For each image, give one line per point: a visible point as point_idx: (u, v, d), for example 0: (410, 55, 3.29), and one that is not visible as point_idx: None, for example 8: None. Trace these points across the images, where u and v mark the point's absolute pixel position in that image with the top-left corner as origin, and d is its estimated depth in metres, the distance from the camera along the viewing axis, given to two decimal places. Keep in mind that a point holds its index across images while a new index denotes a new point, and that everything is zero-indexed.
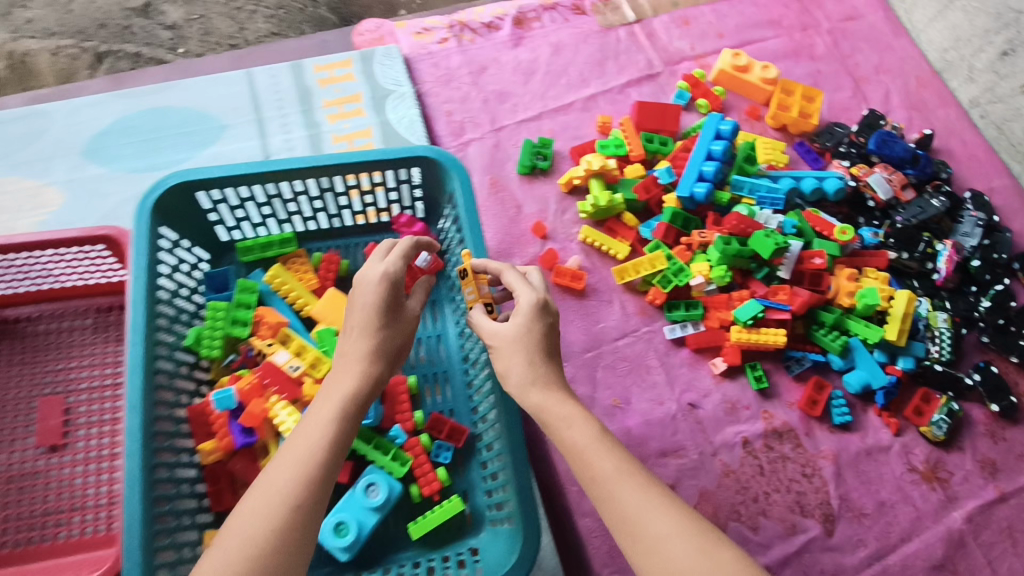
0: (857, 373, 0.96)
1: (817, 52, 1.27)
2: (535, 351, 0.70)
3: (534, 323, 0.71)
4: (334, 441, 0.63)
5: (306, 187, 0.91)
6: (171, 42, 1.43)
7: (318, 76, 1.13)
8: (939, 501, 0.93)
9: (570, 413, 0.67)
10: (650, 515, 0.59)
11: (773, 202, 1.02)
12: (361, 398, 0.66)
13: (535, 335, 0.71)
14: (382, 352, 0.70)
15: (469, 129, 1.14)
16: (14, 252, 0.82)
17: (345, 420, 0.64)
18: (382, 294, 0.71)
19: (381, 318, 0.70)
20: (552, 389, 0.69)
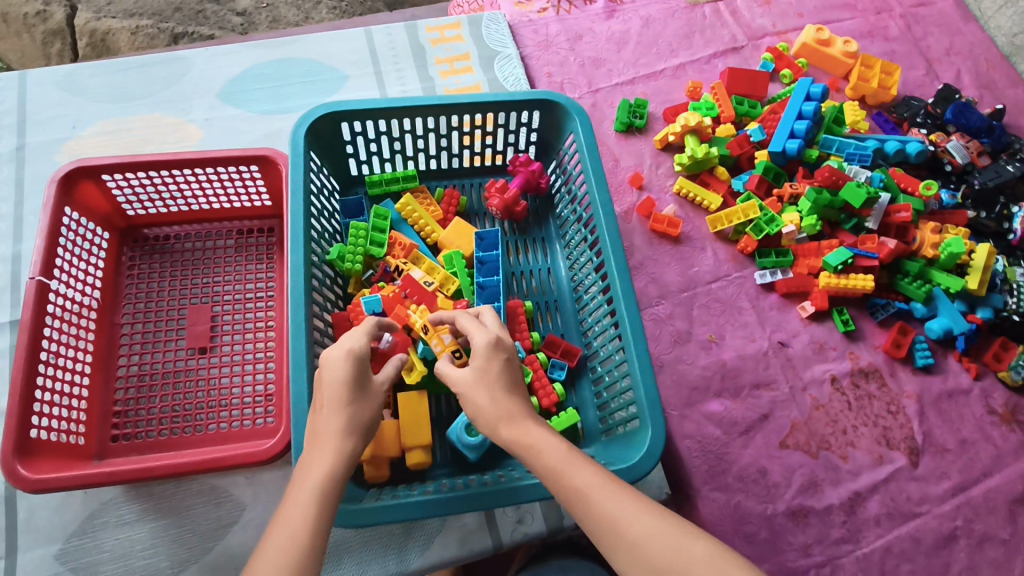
0: (939, 320, 1.02)
1: (891, 33, 1.35)
2: (505, 390, 0.65)
3: (491, 360, 0.67)
4: (312, 528, 0.55)
5: (437, 124, 0.98)
6: (242, 27, 1.55)
7: (430, 36, 1.22)
8: (1018, 441, 0.98)
9: (537, 439, 0.61)
10: (630, 520, 0.54)
11: (862, 158, 1.09)
12: (335, 485, 0.59)
13: (495, 371, 0.66)
14: (357, 434, 0.63)
15: (568, 89, 1.22)
16: (179, 168, 0.91)
17: (322, 508, 0.57)
18: (350, 372, 0.66)
19: (347, 392, 0.65)
20: (523, 421, 0.63)
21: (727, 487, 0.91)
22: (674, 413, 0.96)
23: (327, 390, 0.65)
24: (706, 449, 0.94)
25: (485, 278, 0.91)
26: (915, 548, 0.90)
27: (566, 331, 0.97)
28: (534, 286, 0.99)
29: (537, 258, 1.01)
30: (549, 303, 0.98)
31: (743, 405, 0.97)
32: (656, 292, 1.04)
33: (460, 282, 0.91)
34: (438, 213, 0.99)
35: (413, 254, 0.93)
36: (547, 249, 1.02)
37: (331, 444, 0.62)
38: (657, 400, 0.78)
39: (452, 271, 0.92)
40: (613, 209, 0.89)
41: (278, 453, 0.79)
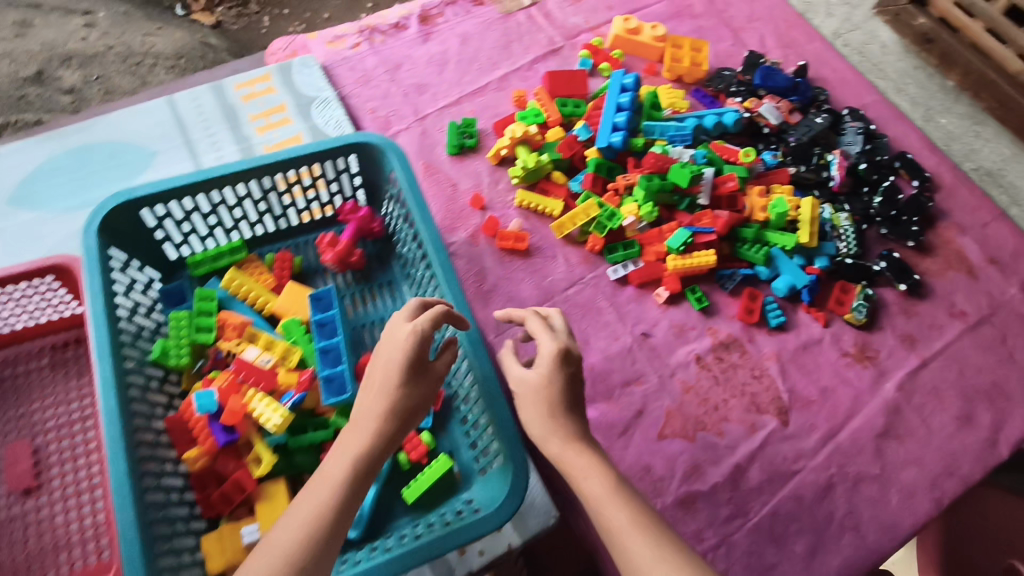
0: (783, 278, 1.07)
1: (696, 10, 1.40)
2: (548, 410, 0.70)
3: (555, 374, 0.72)
4: (335, 508, 0.62)
5: (249, 190, 0.92)
6: (73, 104, 1.62)
7: (240, 93, 1.15)
8: (872, 377, 1.04)
9: (584, 463, 0.68)
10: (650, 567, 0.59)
11: (683, 139, 1.12)
12: (368, 466, 0.65)
13: (551, 390, 0.71)
14: (400, 418, 0.68)
15: (394, 121, 1.19)
16: None
17: (349, 489, 0.63)
18: (412, 354, 0.69)
19: (402, 375, 0.68)
20: (574, 441, 0.69)
21: None
22: None
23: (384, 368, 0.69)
24: None
25: (325, 341, 0.86)
26: (799, 506, 0.93)
27: None
28: None
29: (386, 305, 0.98)
30: None
31: (617, 405, 0.98)
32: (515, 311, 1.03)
33: (302, 351, 0.87)
34: (269, 282, 0.94)
35: (247, 332, 0.88)
36: (395, 292, 0.99)
37: (374, 424, 0.67)
38: (513, 431, 0.79)
39: (292, 342, 0.88)
40: (442, 242, 0.88)
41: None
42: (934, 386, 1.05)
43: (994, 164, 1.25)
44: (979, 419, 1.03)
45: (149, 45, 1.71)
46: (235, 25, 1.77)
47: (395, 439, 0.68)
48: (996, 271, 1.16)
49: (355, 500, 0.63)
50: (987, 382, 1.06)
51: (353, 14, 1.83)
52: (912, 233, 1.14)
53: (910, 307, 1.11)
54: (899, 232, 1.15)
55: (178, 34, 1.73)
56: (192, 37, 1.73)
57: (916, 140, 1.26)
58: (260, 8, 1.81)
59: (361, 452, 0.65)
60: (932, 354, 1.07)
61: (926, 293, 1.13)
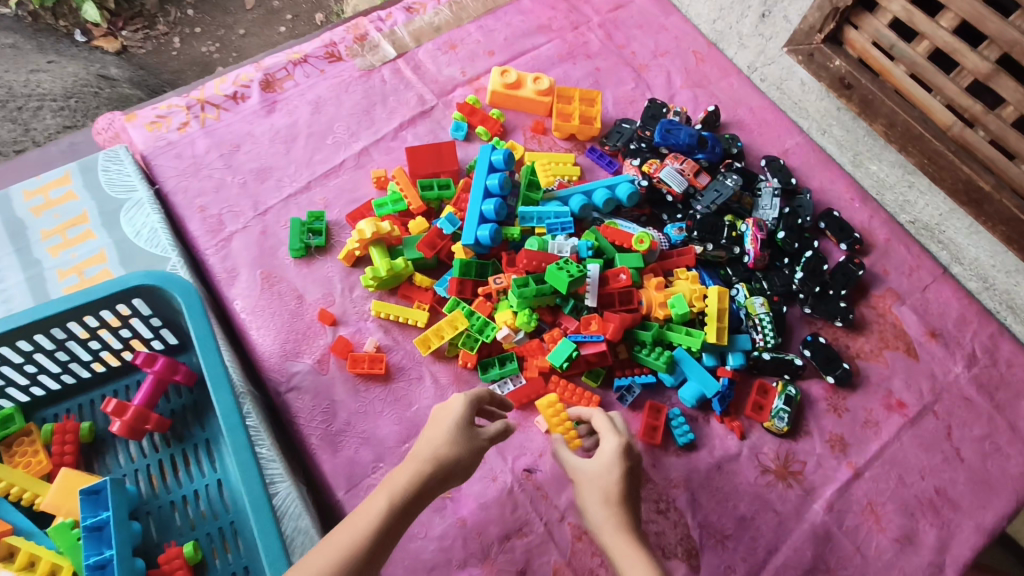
0: (690, 386, 0.91)
1: (592, 49, 1.22)
2: (614, 493, 0.66)
3: (613, 467, 0.68)
4: (368, 546, 0.55)
5: (5, 356, 0.74)
6: None
7: (31, 204, 0.96)
8: (798, 497, 0.88)
9: (627, 554, 0.62)
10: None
11: (563, 227, 0.94)
12: (408, 507, 0.59)
13: (613, 479, 0.67)
14: (446, 468, 0.63)
15: (228, 221, 1.00)
16: None
17: (389, 526, 0.57)
18: (462, 419, 0.67)
19: (456, 430, 0.66)
20: (623, 532, 0.64)
21: None
22: None
23: (437, 424, 0.67)
24: None
25: (97, 555, 0.68)
26: None
27: (248, 562, 0.75)
28: (204, 509, 0.78)
29: (202, 471, 0.80)
30: (225, 528, 0.77)
31: (494, 569, 0.81)
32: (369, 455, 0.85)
33: (74, 562, 0.69)
34: (42, 466, 0.76)
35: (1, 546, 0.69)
36: (216, 452, 0.81)
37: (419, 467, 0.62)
38: None
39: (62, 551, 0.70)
40: (240, 416, 0.71)
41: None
42: (870, 500, 0.89)
43: (933, 218, 1.06)
44: (922, 538, 0.87)
45: (34, 83, 1.47)
46: (143, 49, 1.64)
47: (435, 492, 0.62)
48: (939, 346, 1.00)
49: (390, 540, 0.57)
50: (930, 489, 0.91)
51: (271, 27, 1.72)
52: (840, 309, 0.98)
53: (840, 402, 0.95)
54: (827, 309, 0.98)
55: (71, 69, 1.51)
56: (87, 70, 1.52)
57: (845, 188, 1.12)
58: (168, 28, 1.67)
59: (410, 491, 0.60)
60: (866, 461, 0.92)
61: (859, 381, 0.97)
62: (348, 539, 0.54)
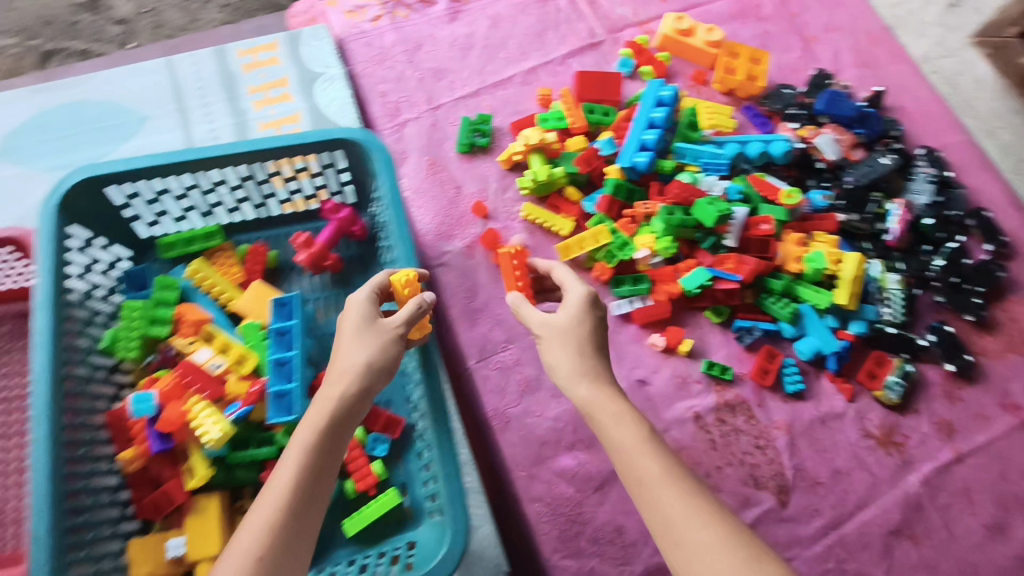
0: (809, 340, 0.94)
1: (765, 12, 1.23)
2: (568, 353, 0.68)
3: (585, 316, 0.70)
4: (301, 478, 0.58)
5: (224, 176, 0.86)
6: (122, 38, 1.35)
7: (243, 61, 1.08)
8: (894, 466, 0.91)
9: (618, 419, 0.62)
10: (681, 534, 0.54)
11: (717, 168, 0.99)
12: (335, 426, 0.62)
13: (584, 330, 0.69)
14: (365, 371, 0.66)
15: (405, 109, 1.09)
16: None
17: (315, 452, 0.60)
18: (360, 318, 0.70)
19: (358, 334, 0.69)
20: (602, 389, 0.65)
21: (580, 553, 0.83)
22: (522, 474, 0.87)
23: (340, 342, 0.69)
24: (556, 512, 0.85)
25: (281, 354, 0.79)
26: None
27: (391, 396, 0.86)
28: None
29: None
30: None
31: (598, 457, 0.89)
32: (502, 336, 0.95)
33: (259, 358, 0.82)
34: (237, 276, 0.89)
35: (203, 331, 0.83)
36: None
37: (340, 388, 0.64)
38: (458, 488, 0.72)
39: (250, 346, 0.82)
40: (415, 262, 0.81)
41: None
42: (967, 485, 0.91)
43: None
44: (1014, 532, 0.88)
45: None
46: None
47: (363, 403, 0.65)
48: None
49: (326, 455, 0.60)
50: None
51: None
52: (973, 305, 0.98)
53: (955, 390, 0.96)
54: (957, 302, 0.99)
55: None
56: None
57: (999, 193, 1.09)
58: None
59: (331, 414, 0.62)
60: (970, 449, 0.93)
61: (979, 376, 0.97)
62: (284, 477, 0.58)
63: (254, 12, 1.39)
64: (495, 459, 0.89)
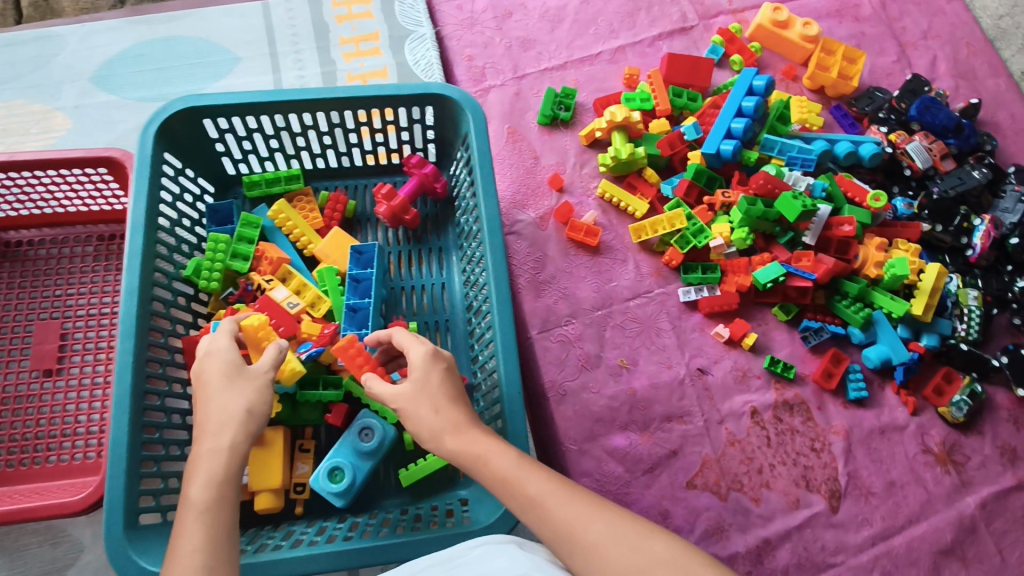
0: (878, 347, 0.93)
1: (863, 13, 1.20)
2: (418, 397, 0.62)
3: (430, 370, 0.63)
4: (208, 545, 0.51)
5: (316, 121, 0.87)
6: None
7: (336, 12, 1.09)
8: (952, 485, 0.89)
9: (489, 450, 0.58)
10: (598, 552, 0.51)
11: (804, 163, 0.97)
12: (229, 478, 0.55)
13: (433, 382, 0.62)
14: (256, 415, 0.60)
15: (489, 75, 1.09)
16: (41, 169, 0.85)
17: (218, 508, 0.53)
18: (228, 362, 0.62)
19: (228, 381, 0.61)
20: (473, 429, 0.60)
21: None
22: (573, 447, 0.88)
23: (204, 391, 0.61)
24: (604, 490, 0.86)
25: (356, 300, 0.81)
26: None
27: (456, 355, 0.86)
28: (425, 303, 0.89)
29: (430, 271, 0.91)
30: (440, 322, 0.88)
31: (651, 440, 0.89)
32: (567, 310, 0.95)
33: (332, 303, 0.83)
34: (317, 222, 0.89)
35: (281, 271, 0.84)
36: (443, 261, 0.92)
37: (226, 437, 0.57)
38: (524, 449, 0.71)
39: (324, 290, 0.84)
40: (499, 223, 0.80)
41: (89, 507, 0.74)
42: None
43: None
44: None
45: None
46: None
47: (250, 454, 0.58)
48: None
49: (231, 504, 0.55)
50: None
51: None
52: None
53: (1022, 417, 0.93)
54: None
55: None
56: None
57: None
58: None
59: (222, 472, 0.55)
60: None
61: None
62: (188, 544, 0.51)
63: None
64: (549, 430, 0.90)
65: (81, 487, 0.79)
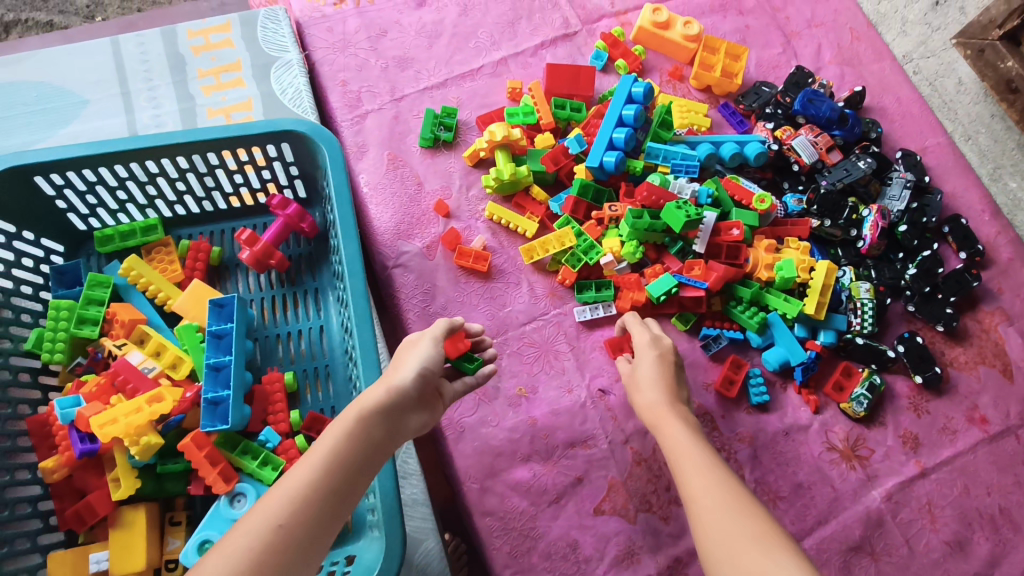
0: (776, 350, 0.92)
1: (746, 5, 1.19)
2: (653, 378, 0.75)
3: (645, 353, 0.78)
4: (316, 485, 0.52)
5: (162, 168, 0.81)
6: (87, 10, 1.28)
7: (193, 43, 1.03)
8: (858, 480, 0.89)
9: (667, 421, 0.70)
10: (699, 475, 0.61)
11: (688, 169, 0.95)
12: (363, 437, 0.56)
13: (649, 366, 0.76)
14: (405, 402, 0.60)
15: (366, 99, 1.05)
16: None
17: (343, 461, 0.54)
18: (409, 347, 0.67)
19: (400, 359, 0.66)
20: (663, 408, 0.72)
21: (531, 568, 0.80)
22: (474, 486, 0.84)
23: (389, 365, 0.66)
24: (509, 527, 0.82)
25: (217, 358, 0.75)
26: None
27: (337, 403, 0.82)
28: (303, 349, 0.85)
29: (307, 315, 0.87)
30: (319, 369, 0.84)
31: (555, 469, 0.85)
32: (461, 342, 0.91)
33: (194, 363, 0.77)
34: (176, 275, 0.84)
35: (136, 332, 0.78)
36: (320, 302, 0.88)
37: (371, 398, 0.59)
38: (394, 502, 0.68)
39: (185, 349, 0.78)
40: (361, 263, 0.76)
41: None
42: (930, 501, 0.88)
43: None
44: (974, 549, 0.86)
45: None
46: None
47: (391, 420, 0.59)
48: None
49: (339, 484, 0.53)
50: (994, 506, 0.88)
51: None
52: (946, 315, 0.95)
53: (922, 403, 0.93)
54: (929, 312, 0.96)
55: None
56: None
57: (977, 199, 1.05)
58: None
59: (350, 426, 0.56)
60: (935, 464, 0.90)
61: (947, 388, 0.94)
62: (284, 499, 0.50)
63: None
64: (449, 469, 0.86)
65: None
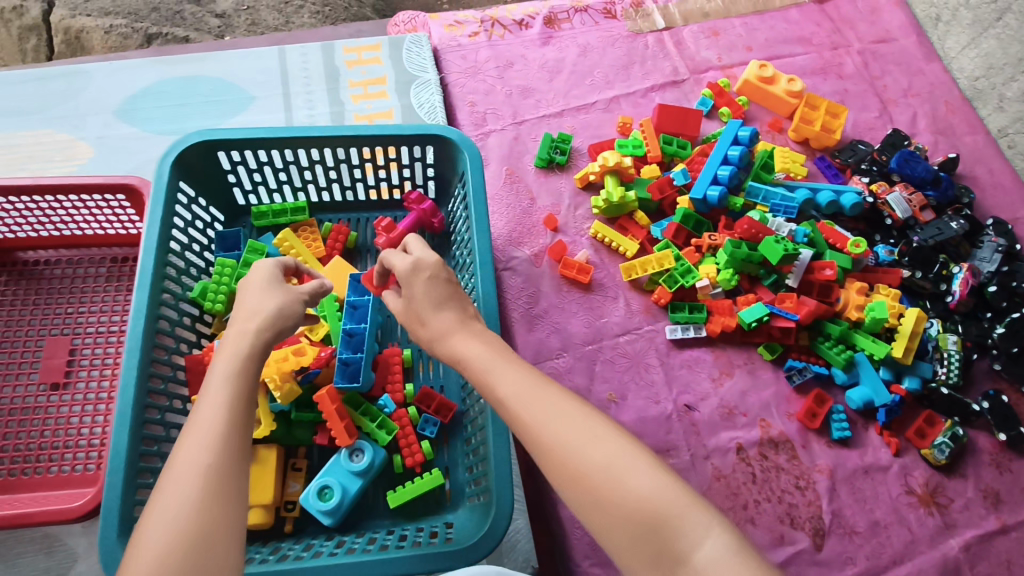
0: (860, 389, 0.95)
1: (846, 70, 1.27)
2: (427, 300, 0.65)
3: (413, 279, 0.67)
4: (209, 473, 0.49)
5: (323, 156, 0.92)
6: (218, 29, 1.42)
7: (346, 58, 1.17)
8: (935, 526, 0.90)
9: (478, 354, 0.59)
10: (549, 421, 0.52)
11: (787, 210, 1.03)
12: (237, 410, 0.53)
13: (425, 290, 0.65)
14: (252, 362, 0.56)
15: (490, 120, 1.16)
16: (66, 193, 0.91)
17: (230, 438, 0.51)
18: (240, 301, 0.64)
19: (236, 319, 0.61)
20: (453, 335, 0.62)
21: (611, 562, 0.84)
22: None
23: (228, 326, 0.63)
24: None
25: (352, 325, 0.84)
26: None
27: (446, 382, 0.90)
28: None
29: None
30: None
31: None
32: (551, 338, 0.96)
33: (330, 328, 0.87)
34: (319, 250, 0.94)
35: None
36: None
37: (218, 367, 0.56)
38: (506, 473, 0.74)
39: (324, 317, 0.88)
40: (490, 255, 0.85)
41: (89, 512, 0.77)
42: (1009, 558, 0.88)
43: None
44: None
45: None
46: None
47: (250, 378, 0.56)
48: None
49: (228, 463, 0.50)
50: None
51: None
52: None
53: (1004, 461, 0.94)
54: (1015, 372, 0.98)
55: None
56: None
57: None
58: None
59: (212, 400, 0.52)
60: (1016, 522, 0.91)
61: None
62: (180, 504, 0.47)
63: (347, 19, 1.46)
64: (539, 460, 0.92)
65: (76, 497, 0.82)
